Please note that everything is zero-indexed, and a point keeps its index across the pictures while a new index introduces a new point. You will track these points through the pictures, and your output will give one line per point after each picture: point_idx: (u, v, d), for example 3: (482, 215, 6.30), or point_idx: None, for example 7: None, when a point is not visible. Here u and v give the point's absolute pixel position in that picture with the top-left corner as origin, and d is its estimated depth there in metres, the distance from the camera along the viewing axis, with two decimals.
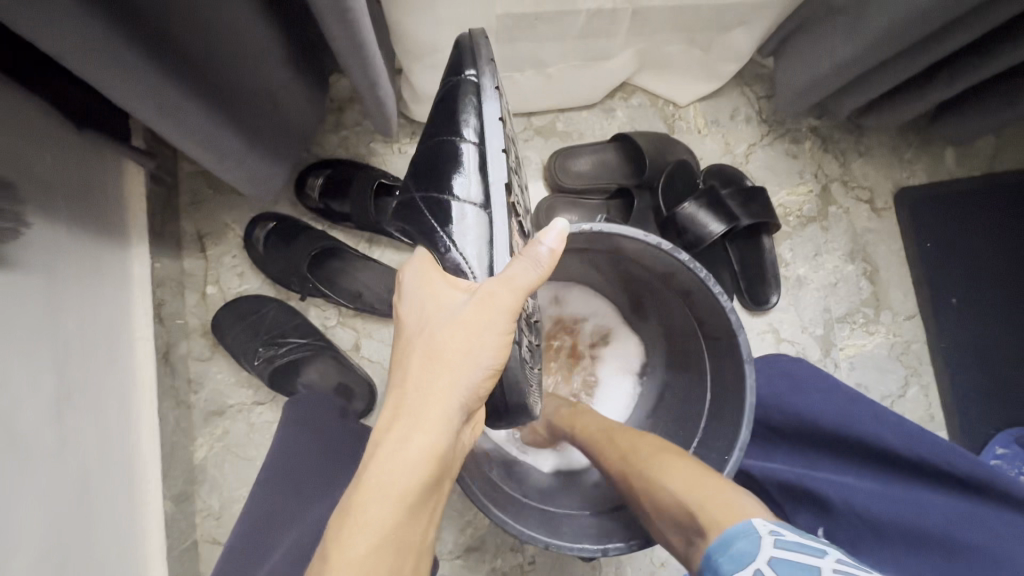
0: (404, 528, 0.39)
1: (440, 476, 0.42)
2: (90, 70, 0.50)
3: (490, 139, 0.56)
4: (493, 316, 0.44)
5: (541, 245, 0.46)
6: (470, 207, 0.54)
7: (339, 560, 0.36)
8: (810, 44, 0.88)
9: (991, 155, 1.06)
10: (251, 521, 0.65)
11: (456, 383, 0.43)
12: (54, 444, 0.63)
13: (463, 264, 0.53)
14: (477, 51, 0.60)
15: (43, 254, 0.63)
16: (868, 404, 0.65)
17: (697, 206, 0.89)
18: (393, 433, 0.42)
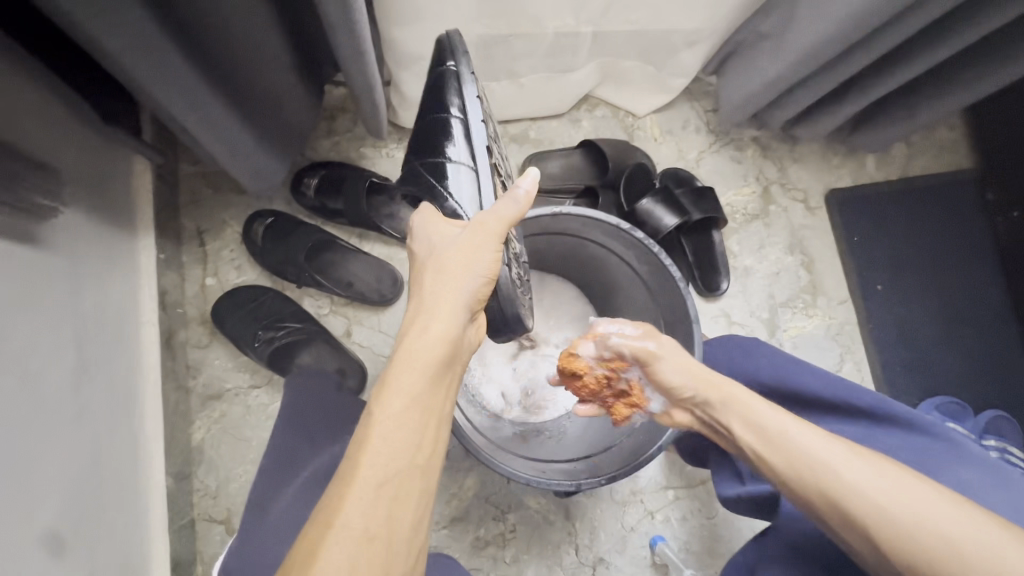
0: (427, 396, 0.50)
1: (451, 359, 0.53)
2: (133, 64, 0.58)
3: (472, 113, 0.66)
4: (484, 237, 0.56)
5: (519, 187, 0.57)
6: (462, 166, 0.65)
7: (382, 413, 0.48)
8: (747, 62, 1.02)
9: (906, 162, 1.23)
10: (272, 452, 0.69)
11: (459, 289, 0.55)
12: (73, 410, 0.69)
13: (459, 209, 0.64)
14: (454, 43, 0.70)
15: (63, 236, 0.70)
16: (799, 362, 0.74)
17: (654, 201, 1.01)
18: (415, 328, 0.53)
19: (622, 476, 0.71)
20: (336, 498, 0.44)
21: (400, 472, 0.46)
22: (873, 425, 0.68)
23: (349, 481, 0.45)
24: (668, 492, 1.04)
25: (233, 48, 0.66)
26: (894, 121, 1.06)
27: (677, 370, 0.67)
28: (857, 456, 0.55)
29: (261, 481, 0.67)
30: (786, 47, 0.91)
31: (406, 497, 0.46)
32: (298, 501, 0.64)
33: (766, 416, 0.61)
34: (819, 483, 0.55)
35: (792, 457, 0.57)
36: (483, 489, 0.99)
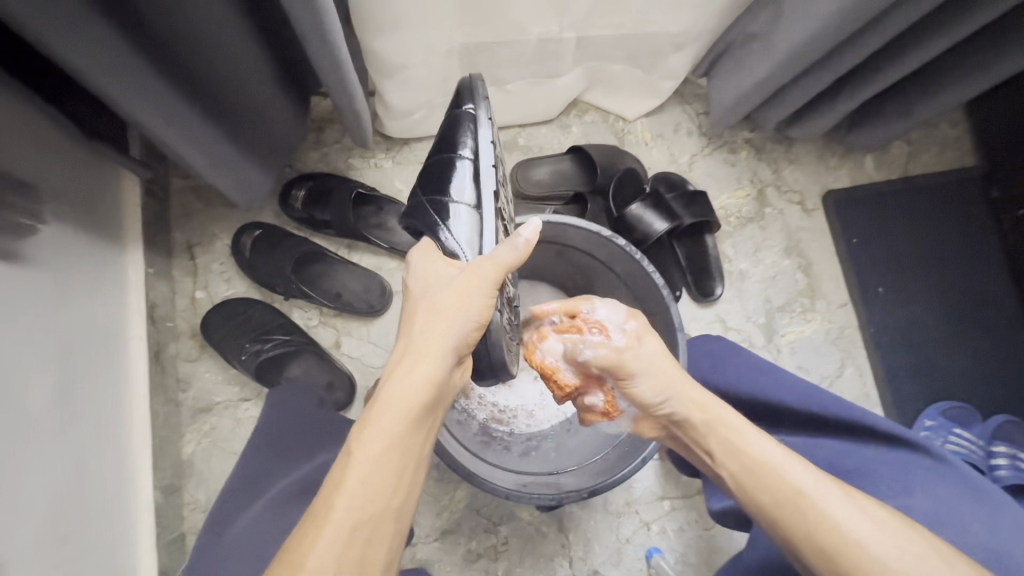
0: (409, 440, 0.47)
1: (435, 403, 0.49)
2: (105, 80, 0.58)
3: (484, 156, 0.61)
4: (480, 281, 0.52)
5: (519, 236, 0.54)
6: (465, 207, 0.59)
7: (360, 456, 0.44)
8: (737, 62, 1.00)
9: (906, 160, 1.20)
10: (236, 475, 0.68)
11: (450, 330, 0.51)
12: (59, 425, 0.69)
13: (458, 251, 0.58)
14: (475, 86, 0.65)
15: (50, 253, 0.70)
16: (770, 372, 0.73)
17: (644, 207, 1.00)
18: (401, 368, 0.49)
19: (604, 487, 0.70)
20: (304, 540, 0.41)
21: (375, 517, 0.43)
22: (852, 438, 0.67)
23: (321, 520, 0.42)
24: (663, 503, 1.02)
25: (211, 63, 0.66)
26: (891, 119, 1.04)
27: (655, 388, 0.63)
28: (840, 491, 0.52)
29: (222, 502, 0.66)
30: (774, 46, 0.90)
31: (379, 543, 0.43)
32: (261, 520, 0.64)
33: (752, 441, 0.57)
34: (806, 519, 0.51)
35: (776, 488, 0.53)
36: (475, 501, 0.98)
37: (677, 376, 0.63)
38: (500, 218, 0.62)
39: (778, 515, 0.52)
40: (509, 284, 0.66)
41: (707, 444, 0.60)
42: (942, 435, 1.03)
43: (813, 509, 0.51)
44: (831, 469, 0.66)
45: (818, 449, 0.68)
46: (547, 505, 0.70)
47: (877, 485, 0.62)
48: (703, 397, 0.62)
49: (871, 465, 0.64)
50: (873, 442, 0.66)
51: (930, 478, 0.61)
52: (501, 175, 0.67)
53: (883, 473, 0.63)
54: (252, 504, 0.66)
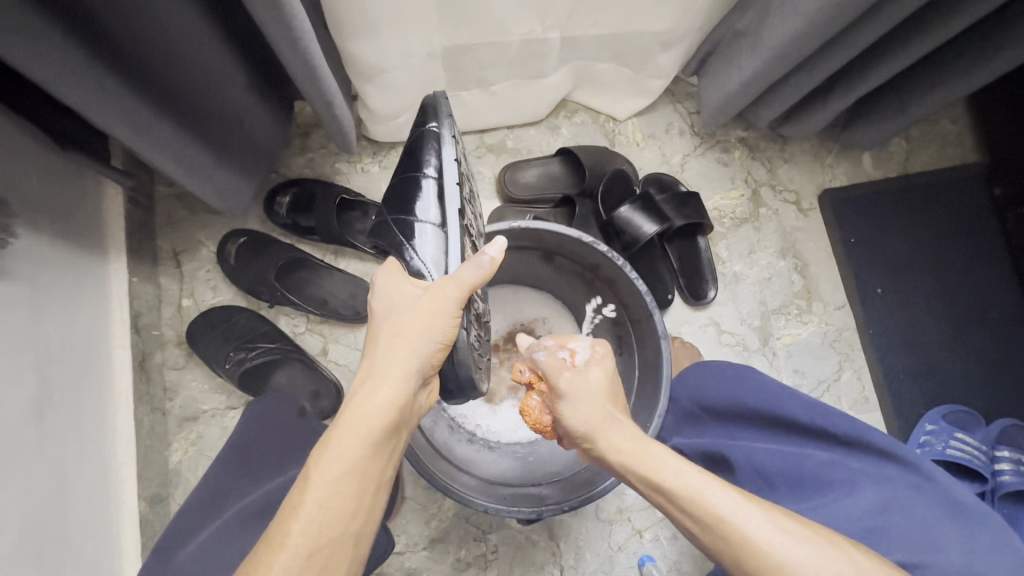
0: (369, 464, 0.46)
1: (398, 426, 0.48)
2: (71, 92, 0.57)
3: (448, 174, 0.59)
4: (443, 302, 0.51)
5: (484, 253, 0.53)
6: (430, 226, 0.58)
7: (317, 482, 0.43)
8: (726, 61, 0.98)
9: (905, 157, 1.17)
10: (201, 489, 0.67)
11: (413, 352, 0.50)
12: (36, 437, 0.68)
13: (424, 271, 0.57)
14: (438, 104, 0.64)
15: (26, 264, 0.70)
16: (783, 387, 0.71)
17: (633, 209, 0.97)
18: (363, 389, 0.48)
19: (588, 498, 0.69)
20: (258, 569, 0.41)
21: (332, 542, 0.43)
22: (845, 451, 0.67)
23: (275, 547, 0.41)
24: (657, 510, 1.00)
25: (178, 70, 0.66)
26: (888, 115, 1.01)
27: (588, 418, 0.60)
28: (759, 509, 0.51)
29: (178, 521, 0.65)
30: (762, 43, 0.88)
31: (335, 568, 0.43)
32: (217, 539, 0.63)
33: (667, 468, 0.55)
34: (729, 544, 0.50)
35: (697, 515, 0.52)
36: (463, 509, 0.97)
37: (600, 407, 0.61)
38: (467, 234, 0.62)
39: (706, 539, 0.51)
40: (478, 298, 0.65)
41: (626, 476, 0.58)
42: (943, 439, 1.00)
43: (732, 534, 0.49)
44: (817, 478, 0.65)
45: (806, 459, 0.66)
46: (526, 520, 0.68)
47: (860, 497, 0.62)
48: (620, 425, 0.60)
49: (856, 477, 0.64)
50: (864, 457, 0.66)
51: (915, 495, 0.61)
52: (468, 188, 0.66)
53: (890, 492, 0.62)
54: (212, 522, 0.65)
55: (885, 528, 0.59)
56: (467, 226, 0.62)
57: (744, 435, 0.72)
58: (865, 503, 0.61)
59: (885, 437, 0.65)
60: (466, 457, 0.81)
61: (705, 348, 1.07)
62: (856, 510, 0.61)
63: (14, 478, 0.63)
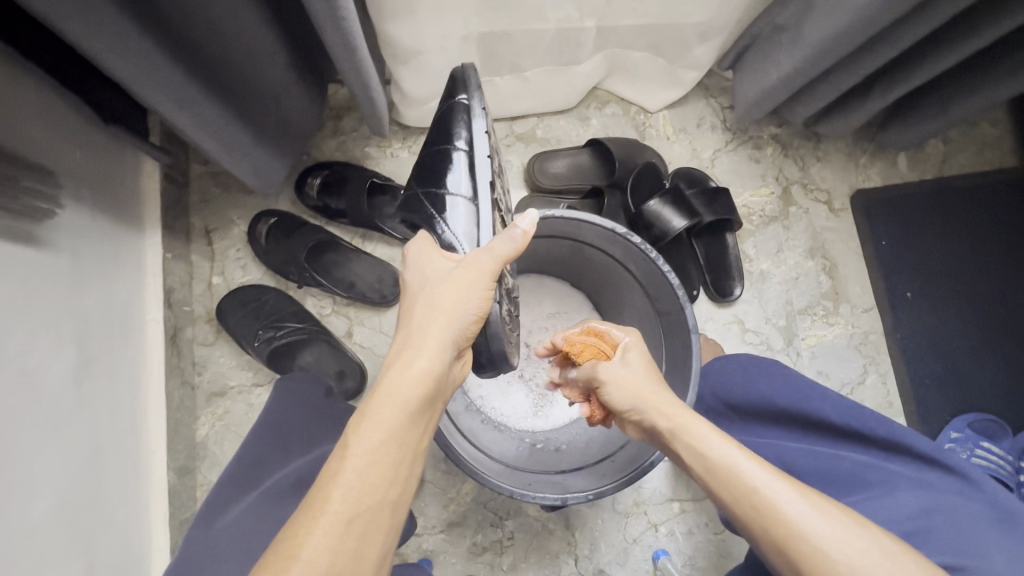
0: (405, 433, 0.46)
1: (434, 397, 0.49)
2: (123, 66, 0.58)
3: (478, 146, 0.59)
4: (477, 273, 0.51)
5: (516, 226, 0.53)
6: (461, 199, 0.58)
7: (356, 449, 0.44)
8: (764, 54, 0.96)
9: (942, 160, 1.15)
10: (237, 461, 0.69)
11: (450, 324, 0.50)
12: (75, 405, 0.70)
13: (455, 242, 0.57)
14: (467, 77, 0.64)
15: (70, 236, 0.71)
16: (816, 386, 0.70)
17: (662, 203, 0.97)
18: (400, 359, 0.49)
19: (609, 490, 0.69)
20: (300, 533, 0.41)
21: (371, 509, 0.43)
22: (884, 454, 0.66)
23: (317, 513, 0.41)
24: (673, 505, 1.00)
25: (224, 47, 0.67)
26: (929, 115, 0.98)
27: (632, 394, 0.61)
28: (790, 487, 0.51)
29: (217, 491, 0.66)
30: (801, 38, 0.86)
31: (375, 534, 0.43)
32: (249, 513, 0.64)
33: (706, 441, 0.55)
34: (762, 517, 0.50)
35: (733, 487, 0.52)
36: (482, 495, 0.98)
37: (643, 386, 0.61)
38: (496, 209, 0.62)
39: (738, 512, 0.52)
40: (507, 273, 0.65)
41: (673, 446, 0.58)
42: (969, 448, 0.99)
43: (766, 504, 0.50)
44: (854, 479, 0.65)
45: (842, 460, 0.66)
46: (549, 507, 0.68)
47: (899, 499, 0.61)
48: (668, 400, 0.59)
49: (895, 479, 0.64)
50: (904, 459, 0.65)
51: (958, 499, 0.60)
52: (497, 164, 0.66)
53: (929, 495, 0.61)
54: (247, 495, 0.66)
55: (927, 531, 0.58)
56: (496, 201, 0.62)
57: (774, 434, 0.73)
58: (903, 505, 0.61)
59: (927, 443, 0.64)
60: (489, 442, 0.82)
61: (728, 346, 1.06)
62: (895, 511, 0.60)
63: (55, 442, 0.65)
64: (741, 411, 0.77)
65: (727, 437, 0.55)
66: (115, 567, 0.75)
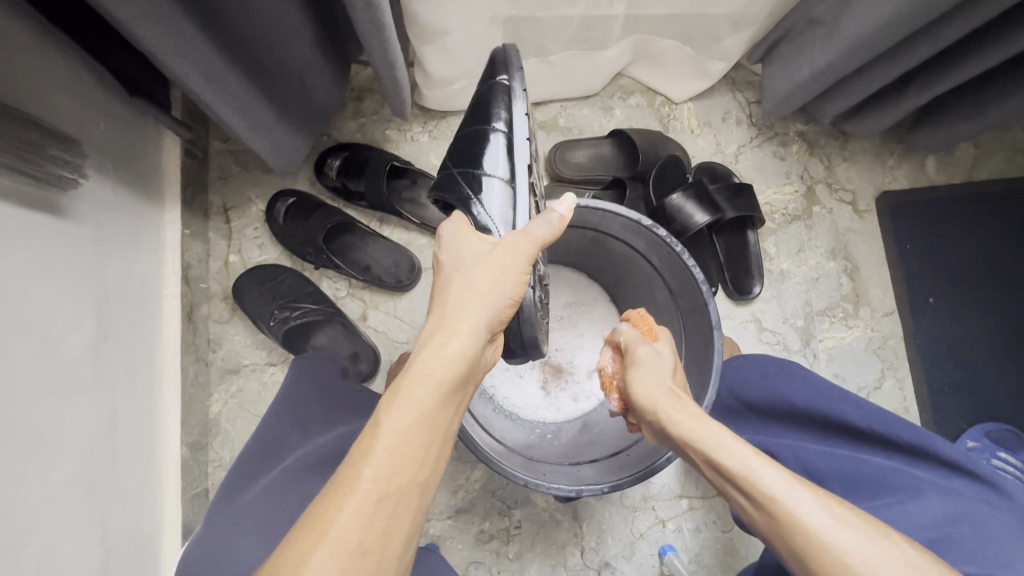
0: (437, 414, 0.46)
1: (466, 379, 0.48)
2: (151, 35, 0.57)
3: (518, 128, 0.58)
4: (515, 256, 0.51)
5: (553, 210, 0.52)
6: (498, 180, 0.57)
7: (388, 429, 0.43)
8: (796, 48, 0.94)
9: (972, 164, 1.12)
10: (259, 437, 0.69)
11: (484, 307, 0.49)
12: (93, 377, 0.70)
13: (490, 225, 0.56)
14: (509, 57, 0.63)
15: (93, 207, 0.71)
16: (838, 389, 0.69)
17: (685, 197, 0.95)
18: (434, 339, 0.48)
19: (625, 484, 0.68)
20: (329, 510, 0.40)
21: (400, 489, 0.43)
22: (907, 459, 0.65)
23: (346, 491, 0.41)
24: (681, 501, 1.00)
25: (250, 20, 0.65)
26: (963, 117, 0.96)
27: (652, 394, 0.62)
28: (812, 495, 0.50)
29: (240, 468, 0.67)
30: (836, 33, 0.84)
31: (404, 515, 0.43)
32: (271, 488, 0.63)
33: (723, 446, 0.54)
34: (780, 525, 0.50)
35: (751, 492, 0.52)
36: (490, 483, 0.98)
37: (660, 386, 0.62)
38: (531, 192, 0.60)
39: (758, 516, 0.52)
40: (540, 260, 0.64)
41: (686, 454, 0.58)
42: (985, 456, 0.98)
43: (784, 513, 0.49)
44: (877, 483, 0.65)
45: (864, 463, 0.66)
46: (564, 498, 0.68)
47: (924, 504, 0.61)
48: (687, 408, 0.59)
49: (920, 484, 0.63)
50: (927, 464, 0.64)
51: (987, 508, 0.59)
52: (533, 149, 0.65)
53: (955, 502, 0.61)
54: (266, 472, 0.66)
55: (953, 539, 0.58)
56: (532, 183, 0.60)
57: (792, 435, 0.72)
58: (929, 511, 0.60)
59: (952, 448, 0.63)
60: (501, 431, 0.81)
61: (744, 344, 1.05)
62: (920, 517, 0.60)
63: (73, 413, 0.65)
64: (760, 411, 0.76)
65: (747, 445, 0.55)
66: (128, 537, 0.76)
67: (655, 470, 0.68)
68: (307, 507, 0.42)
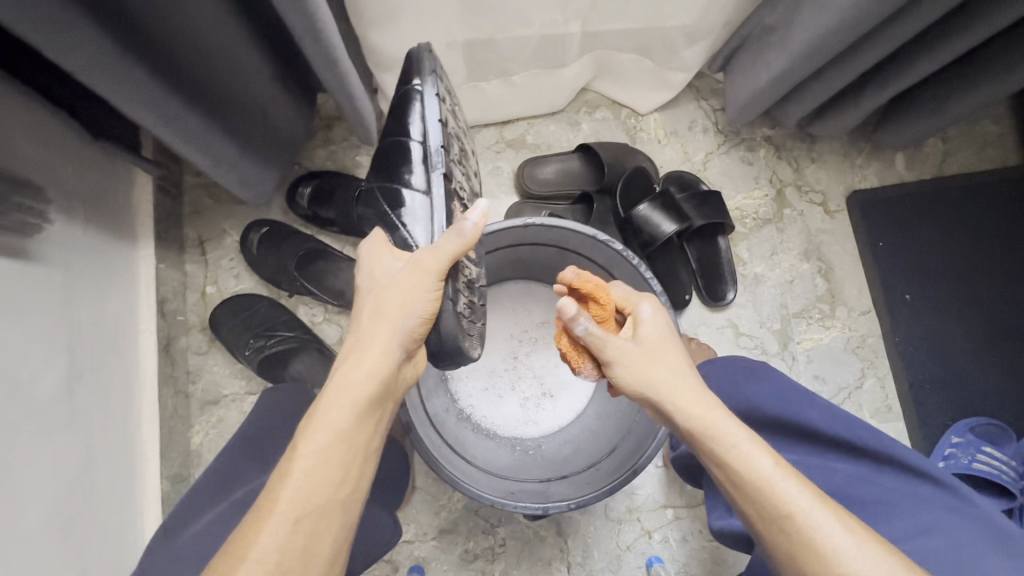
0: (353, 432, 0.49)
1: (382, 397, 0.51)
2: (105, 84, 0.59)
3: (432, 138, 0.59)
4: (423, 275, 0.53)
5: (465, 219, 0.53)
6: (416, 193, 0.58)
7: (305, 451, 0.47)
8: (754, 55, 0.95)
9: (941, 159, 1.13)
10: (212, 471, 0.70)
11: (397, 328, 0.53)
12: (65, 417, 0.71)
13: (409, 240, 0.58)
14: (422, 63, 0.63)
15: (62, 249, 0.73)
16: (808, 394, 0.70)
17: (652, 208, 0.96)
18: (348, 361, 0.52)
19: (591, 500, 0.69)
20: (249, 534, 0.44)
21: (320, 508, 0.46)
22: (874, 466, 0.65)
23: (266, 514, 0.45)
24: (667, 511, 0.99)
25: (207, 62, 0.68)
26: (924, 114, 0.97)
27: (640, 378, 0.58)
28: (834, 515, 0.47)
29: (187, 502, 0.67)
30: (789, 40, 0.85)
31: (325, 532, 0.46)
32: (213, 524, 0.64)
33: (739, 451, 0.51)
34: (794, 544, 0.47)
35: (765, 505, 0.49)
36: (472, 502, 0.98)
37: (658, 371, 0.57)
38: (456, 198, 0.62)
39: (765, 532, 0.50)
40: (470, 264, 0.64)
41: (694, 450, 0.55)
42: (969, 453, 0.95)
43: (807, 533, 0.47)
44: (847, 496, 0.64)
45: (833, 474, 0.65)
46: (532, 516, 0.68)
47: (895, 519, 0.60)
48: (698, 399, 0.55)
49: (889, 496, 0.62)
50: (894, 473, 0.64)
51: (955, 516, 0.59)
52: (458, 152, 0.66)
53: (924, 512, 0.60)
54: (215, 505, 0.66)
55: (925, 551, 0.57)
56: (455, 190, 0.61)
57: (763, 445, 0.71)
58: (901, 526, 0.59)
59: (916, 455, 0.64)
60: (472, 454, 0.81)
61: (722, 350, 1.05)
62: (892, 530, 0.60)
63: (46, 454, 0.66)
64: None
65: (769, 451, 0.51)
66: None
67: (630, 477, 0.69)
68: (234, 531, 0.45)
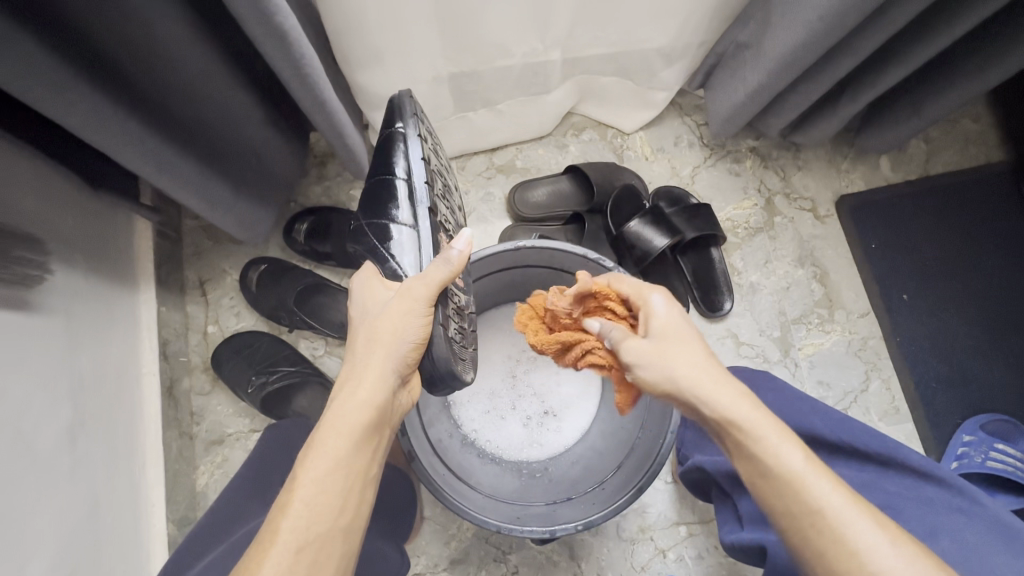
0: (352, 460, 0.49)
1: (379, 423, 0.52)
2: (98, 137, 0.61)
3: (417, 175, 0.62)
4: (413, 302, 0.54)
5: (451, 248, 0.56)
6: (403, 227, 0.60)
7: (306, 480, 0.47)
8: (730, 71, 0.98)
9: (926, 159, 1.14)
10: (214, 512, 0.70)
11: (389, 354, 0.53)
12: (70, 464, 0.71)
13: (399, 271, 0.59)
14: (403, 107, 0.66)
15: (64, 298, 0.74)
16: (811, 401, 0.71)
17: (643, 223, 0.98)
18: (343, 390, 0.52)
19: (596, 519, 0.68)
20: (250, 567, 0.44)
21: (320, 538, 0.46)
22: (880, 470, 0.65)
23: (266, 546, 0.45)
24: (680, 528, 0.98)
25: (199, 111, 0.70)
26: (901, 119, 0.99)
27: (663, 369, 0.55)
28: (871, 519, 0.48)
29: (188, 545, 0.67)
30: (762, 56, 0.88)
31: (325, 562, 0.46)
32: (214, 564, 0.62)
33: (769, 446, 0.50)
34: (822, 539, 0.48)
35: (795, 500, 0.49)
36: (482, 529, 0.97)
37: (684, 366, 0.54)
38: (442, 230, 0.63)
39: (788, 525, 0.50)
40: (460, 292, 0.65)
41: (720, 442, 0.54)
42: (982, 451, 0.95)
43: (834, 530, 0.47)
44: None
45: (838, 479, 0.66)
46: (538, 540, 0.68)
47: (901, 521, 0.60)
48: (723, 392, 0.53)
49: (894, 500, 0.62)
50: (900, 477, 0.63)
51: (961, 518, 0.58)
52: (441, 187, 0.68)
53: (930, 514, 0.59)
54: (216, 546, 0.65)
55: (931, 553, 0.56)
56: (441, 223, 0.63)
57: None
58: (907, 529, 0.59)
59: (921, 456, 0.63)
60: (476, 480, 0.81)
61: (724, 361, 1.05)
62: None
63: (52, 502, 0.67)
64: None
65: (800, 446, 0.51)
66: None
67: (634, 495, 0.69)
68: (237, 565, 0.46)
